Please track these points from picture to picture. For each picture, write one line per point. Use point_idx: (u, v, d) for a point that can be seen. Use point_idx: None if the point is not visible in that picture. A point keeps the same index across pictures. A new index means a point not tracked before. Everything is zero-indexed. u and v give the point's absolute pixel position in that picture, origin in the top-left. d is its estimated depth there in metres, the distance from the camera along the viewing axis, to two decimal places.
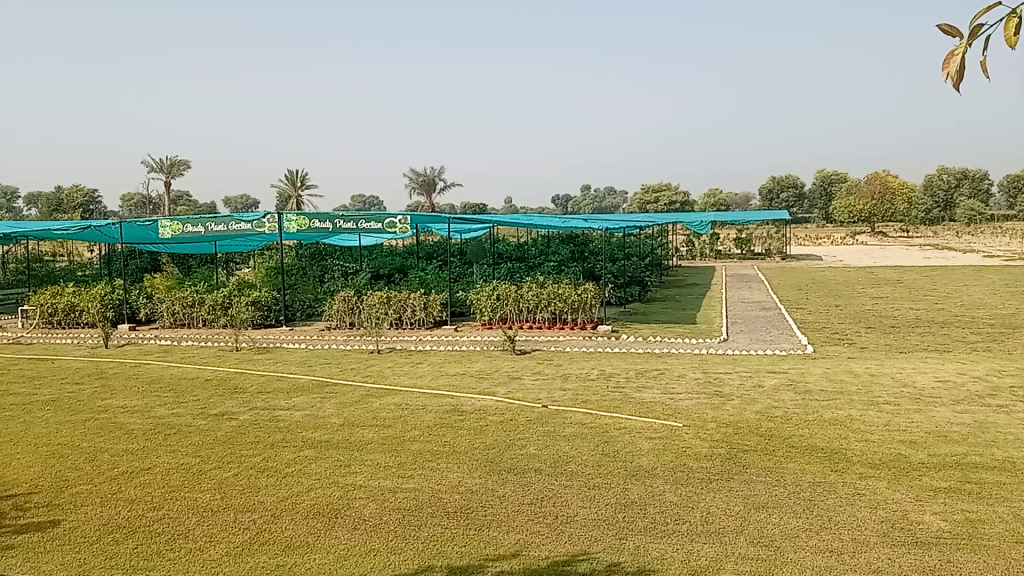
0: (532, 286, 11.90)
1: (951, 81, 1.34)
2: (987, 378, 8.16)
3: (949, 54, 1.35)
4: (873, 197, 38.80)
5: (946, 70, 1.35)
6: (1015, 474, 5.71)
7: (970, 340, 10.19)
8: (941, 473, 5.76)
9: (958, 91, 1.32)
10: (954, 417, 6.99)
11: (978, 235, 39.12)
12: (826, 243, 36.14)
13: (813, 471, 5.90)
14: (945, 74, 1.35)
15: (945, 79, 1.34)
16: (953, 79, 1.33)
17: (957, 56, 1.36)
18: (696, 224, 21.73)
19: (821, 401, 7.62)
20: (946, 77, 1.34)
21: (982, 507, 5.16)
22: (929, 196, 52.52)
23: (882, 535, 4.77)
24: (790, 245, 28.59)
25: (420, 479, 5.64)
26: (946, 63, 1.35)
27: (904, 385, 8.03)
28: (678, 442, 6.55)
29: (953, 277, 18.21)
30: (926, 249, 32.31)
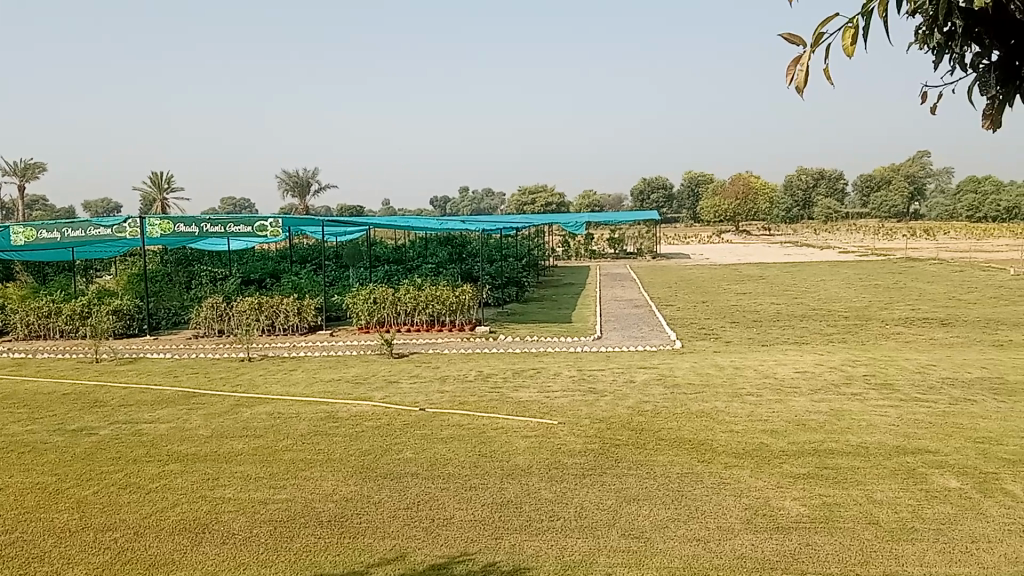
0: (408, 288, 11.79)
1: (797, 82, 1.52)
2: (842, 368, 8.62)
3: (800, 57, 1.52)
4: (737, 197, 40.40)
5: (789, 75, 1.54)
6: (867, 458, 6.07)
7: (826, 331, 10.75)
8: (800, 460, 6.07)
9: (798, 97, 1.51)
10: (812, 406, 7.36)
11: (834, 232, 41.38)
12: (693, 242, 37.33)
13: (681, 463, 6.09)
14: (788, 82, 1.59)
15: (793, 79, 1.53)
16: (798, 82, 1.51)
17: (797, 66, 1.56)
18: (571, 225, 22.02)
19: (689, 395, 7.89)
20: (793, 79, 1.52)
21: (837, 491, 5.46)
22: (788, 198, 55.10)
23: (746, 522, 4.97)
24: (659, 244, 29.35)
25: (292, 488, 5.50)
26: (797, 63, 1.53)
27: (765, 376, 8.41)
28: (554, 440, 6.65)
29: (812, 273, 19.22)
30: (786, 246, 33.91)
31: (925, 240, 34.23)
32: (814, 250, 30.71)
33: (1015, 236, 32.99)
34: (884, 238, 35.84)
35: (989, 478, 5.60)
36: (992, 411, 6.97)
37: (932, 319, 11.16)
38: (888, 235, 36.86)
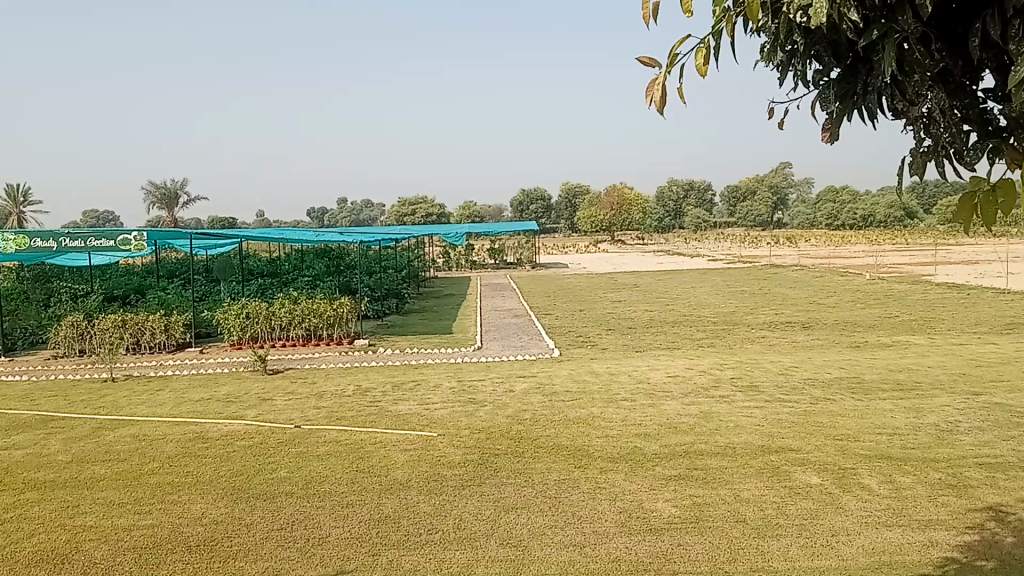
0: (283, 302, 11.50)
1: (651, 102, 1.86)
2: (711, 371, 8.94)
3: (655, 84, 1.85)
4: (613, 208, 41.35)
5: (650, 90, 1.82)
6: (735, 458, 6.31)
7: (696, 336, 11.13)
8: (672, 462, 6.25)
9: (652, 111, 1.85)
10: (683, 409, 7.60)
11: (704, 241, 42.89)
12: (571, 252, 37.97)
13: (558, 469, 6.17)
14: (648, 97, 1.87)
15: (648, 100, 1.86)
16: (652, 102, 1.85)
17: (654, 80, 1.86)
18: (451, 235, 22.03)
19: (566, 402, 8.00)
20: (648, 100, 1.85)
21: (707, 491, 5.65)
22: (661, 208, 56.81)
23: (620, 525, 5.08)
24: (538, 254, 29.73)
25: (159, 513, 5.27)
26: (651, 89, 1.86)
27: (639, 381, 8.61)
28: (432, 452, 6.62)
29: (683, 280, 19.86)
30: (658, 255, 34.96)
31: (788, 248, 35.99)
32: (685, 258, 31.74)
33: (868, 243, 35.13)
34: (751, 245, 37.47)
35: (847, 473, 5.91)
36: (849, 409, 7.36)
37: (794, 323, 11.70)
38: (754, 243, 38.52)
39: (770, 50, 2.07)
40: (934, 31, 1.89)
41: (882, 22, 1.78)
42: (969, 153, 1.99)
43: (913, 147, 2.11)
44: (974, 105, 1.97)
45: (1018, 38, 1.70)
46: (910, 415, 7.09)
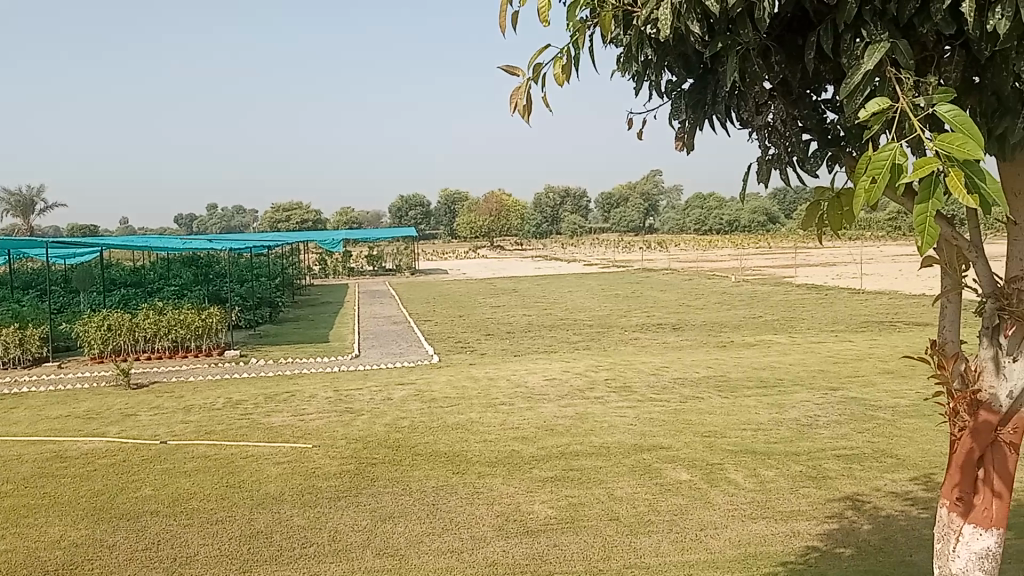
0: (148, 313, 11.00)
1: (518, 109, 2.11)
2: (587, 373, 9.11)
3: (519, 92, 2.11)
4: (491, 215, 41.60)
5: (514, 104, 2.12)
6: (609, 457, 6.44)
7: (572, 339, 11.31)
8: (548, 464, 6.33)
9: (523, 120, 2.10)
10: (560, 411, 7.70)
11: (581, 246, 43.70)
12: (450, 258, 37.96)
13: (436, 476, 6.13)
14: (514, 110, 2.11)
15: (515, 108, 2.11)
16: (519, 110, 2.11)
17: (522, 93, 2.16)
18: (327, 241, 21.66)
19: (444, 408, 7.97)
20: (516, 107, 2.11)
21: (582, 491, 5.74)
22: (539, 214, 57.57)
23: (497, 529, 5.09)
24: (417, 260, 29.61)
25: (12, 538, 4.94)
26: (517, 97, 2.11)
27: (517, 385, 8.67)
28: (307, 464, 6.47)
29: (560, 285, 20.18)
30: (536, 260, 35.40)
31: (659, 251, 37.23)
32: (563, 263, 32.29)
33: (734, 248, 36.71)
34: (625, 250, 38.51)
35: (714, 468, 6.13)
36: (716, 406, 7.63)
37: (665, 325, 12.06)
38: (628, 248, 39.53)
39: (626, 62, 2.17)
40: (774, 43, 2.01)
41: (728, 34, 1.88)
42: (809, 159, 2.12)
43: (759, 154, 2.24)
44: (812, 115, 2.10)
45: (848, 50, 1.81)
46: (773, 410, 7.41)
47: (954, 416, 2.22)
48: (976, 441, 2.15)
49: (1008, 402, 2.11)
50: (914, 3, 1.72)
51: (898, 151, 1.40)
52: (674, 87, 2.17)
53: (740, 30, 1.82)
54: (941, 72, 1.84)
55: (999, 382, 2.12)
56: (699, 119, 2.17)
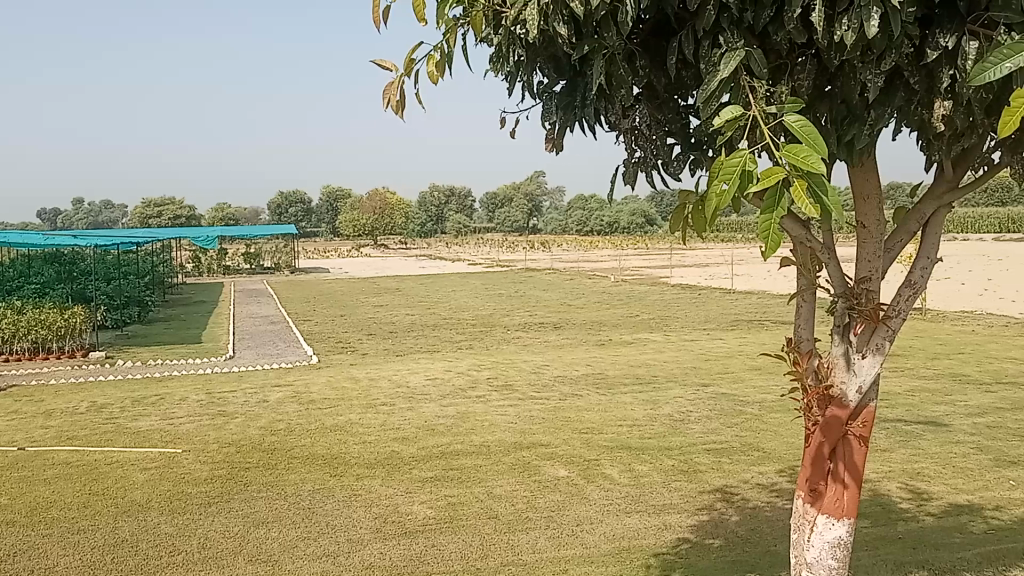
0: (5, 313, 10.37)
1: (392, 105, 2.12)
2: (469, 372, 9.11)
3: (392, 87, 2.12)
4: (374, 213, 41.09)
5: (387, 99, 2.11)
6: (489, 456, 6.46)
7: (455, 339, 11.30)
8: (428, 464, 6.29)
9: (397, 115, 2.12)
10: (441, 411, 7.67)
11: (465, 245, 43.75)
12: (331, 257, 37.30)
13: (312, 479, 6.01)
14: (387, 104, 2.10)
15: (388, 103, 2.12)
16: (391, 107, 2.12)
17: (396, 88, 2.15)
18: (202, 238, 20.92)
19: (323, 409, 7.82)
20: (389, 103, 2.12)
21: (461, 491, 5.74)
22: (423, 213, 57.27)
23: (375, 531, 5.03)
24: (298, 257, 28.98)
25: None
26: (390, 92, 2.12)
27: (398, 386, 8.59)
28: (177, 469, 6.22)
29: (443, 284, 20.14)
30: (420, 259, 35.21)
31: (542, 251, 37.77)
32: (446, 262, 32.24)
33: (614, 248, 37.54)
34: (508, 251, 38.84)
35: (591, 464, 6.23)
36: (594, 403, 7.77)
37: (546, 324, 12.21)
38: (512, 248, 39.82)
39: (498, 62, 2.18)
40: (639, 47, 2.04)
41: (594, 37, 1.91)
42: (673, 162, 2.16)
43: (626, 156, 2.29)
44: (676, 120, 2.15)
45: (707, 56, 1.86)
46: (649, 406, 7.61)
47: (807, 411, 2.38)
48: (828, 434, 2.32)
49: (857, 397, 2.31)
50: (768, 12, 1.77)
51: (748, 159, 1.44)
52: (545, 88, 2.19)
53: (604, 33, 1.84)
54: (793, 78, 1.91)
55: (849, 378, 2.31)
56: (568, 120, 2.20)
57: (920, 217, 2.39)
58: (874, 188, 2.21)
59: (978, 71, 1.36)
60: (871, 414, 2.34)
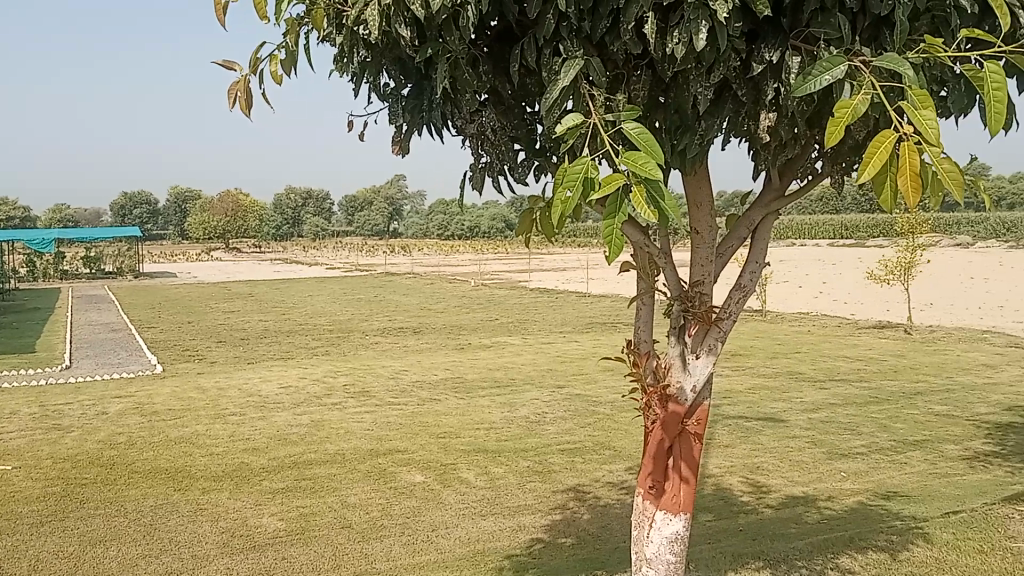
0: None
1: (236, 103, 2.03)
2: (324, 379, 8.91)
3: (236, 85, 2.02)
4: (227, 215, 39.64)
5: (232, 98, 2.02)
6: (343, 464, 6.33)
7: (310, 345, 11.03)
8: (279, 475, 6.10)
9: (244, 116, 2.03)
10: (294, 420, 7.47)
11: (324, 249, 42.85)
12: (181, 261, 35.71)
13: (155, 494, 5.72)
14: (231, 104, 2.02)
15: (233, 101, 2.03)
16: (237, 105, 2.03)
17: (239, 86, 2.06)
18: (36, 241, 19.59)
19: (167, 421, 7.46)
20: (234, 100, 2.03)
21: (313, 501, 5.60)
22: (281, 216, 55.75)
23: (221, 546, 4.84)
24: (143, 261, 27.59)
25: None
26: (234, 90, 2.02)
27: (249, 395, 8.31)
28: (4, 488, 5.78)
29: (299, 289, 19.65)
30: (276, 263, 34.23)
31: (402, 256, 37.53)
32: (304, 267, 31.49)
33: (474, 253, 37.76)
34: (367, 255, 38.35)
35: (448, 469, 6.21)
36: (452, 407, 7.75)
37: (405, 328, 12.11)
38: (371, 252, 39.32)
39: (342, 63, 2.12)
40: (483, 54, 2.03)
41: (438, 43, 1.88)
42: (518, 167, 2.18)
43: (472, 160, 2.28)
44: (521, 126, 2.16)
45: (548, 65, 1.86)
46: (505, 409, 7.66)
47: (646, 410, 2.42)
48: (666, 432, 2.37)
49: (693, 395, 2.38)
50: (606, 22, 1.78)
51: (589, 166, 1.43)
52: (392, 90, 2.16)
53: (447, 39, 1.81)
54: (629, 88, 1.95)
55: (685, 377, 2.37)
56: (416, 124, 2.18)
57: (748, 224, 2.50)
58: (707, 196, 2.30)
59: (803, 81, 1.51)
60: (705, 413, 2.41)
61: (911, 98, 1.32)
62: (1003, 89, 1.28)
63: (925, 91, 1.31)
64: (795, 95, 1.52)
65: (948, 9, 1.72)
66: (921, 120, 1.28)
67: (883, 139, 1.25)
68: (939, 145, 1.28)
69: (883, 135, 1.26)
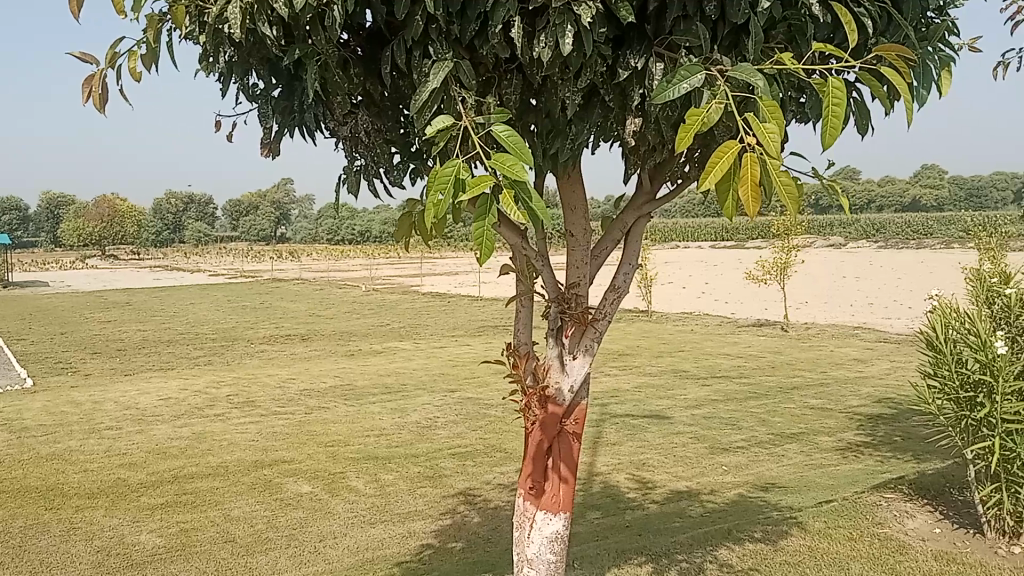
0: None
1: (92, 98, 1.86)
2: (206, 390, 8.63)
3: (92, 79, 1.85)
4: (105, 221, 38.00)
5: (86, 93, 1.85)
6: (227, 477, 6.14)
7: (191, 355, 10.68)
8: (158, 490, 5.87)
9: (101, 112, 1.86)
10: (174, 432, 7.21)
11: (209, 255, 41.59)
12: (54, 269, 33.99)
13: (24, 515, 5.40)
14: (86, 99, 1.85)
15: (88, 96, 1.86)
16: (93, 100, 1.86)
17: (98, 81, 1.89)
18: None
19: (38, 437, 7.08)
20: (89, 95, 1.86)
21: (195, 516, 5.40)
22: (165, 222, 53.82)
23: (96, 566, 4.61)
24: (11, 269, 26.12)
25: None
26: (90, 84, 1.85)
27: (126, 408, 7.97)
28: None
29: (180, 296, 19.01)
30: (158, 271, 32.98)
31: (289, 262, 36.71)
32: (187, 274, 30.45)
33: (365, 258, 37.36)
34: (255, 262, 37.45)
35: (336, 478, 6.10)
36: (340, 415, 7.63)
37: (293, 336, 11.86)
38: (258, 258, 38.39)
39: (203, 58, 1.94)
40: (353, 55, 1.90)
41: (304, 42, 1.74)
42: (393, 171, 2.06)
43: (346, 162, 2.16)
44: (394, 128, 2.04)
45: (418, 67, 1.75)
46: (396, 415, 7.59)
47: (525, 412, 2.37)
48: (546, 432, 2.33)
49: (570, 396, 2.33)
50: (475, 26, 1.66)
51: (461, 167, 1.30)
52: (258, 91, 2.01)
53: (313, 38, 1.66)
54: (501, 91, 1.84)
55: (563, 377, 2.32)
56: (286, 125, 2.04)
57: (622, 226, 2.53)
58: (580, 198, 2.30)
59: (660, 88, 1.42)
60: (584, 412, 2.38)
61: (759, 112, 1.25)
62: (844, 98, 1.21)
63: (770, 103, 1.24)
64: (655, 104, 1.43)
65: (804, 18, 1.66)
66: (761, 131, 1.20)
67: (722, 149, 1.17)
68: (780, 154, 1.19)
69: (724, 145, 1.17)
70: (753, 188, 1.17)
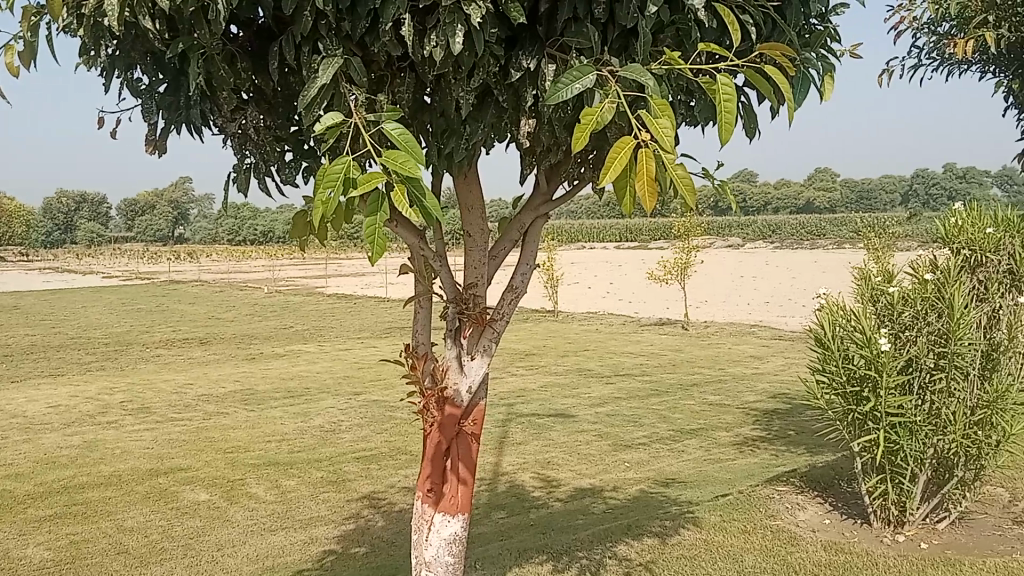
0: None
1: None
2: (99, 396, 8.30)
3: None
4: None
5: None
6: (120, 486, 5.92)
7: (82, 360, 10.26)
8: (47, 502, 5.62)
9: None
10: (64, 441, 6.91)
11: (104, 256, 40.05)
12: None
13: None
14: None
15: None
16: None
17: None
18: None
19: None
20: None
21: (85, 527, 5.19)
22: (56, 221, 51.56)
23: None
24: None
25: None
26: None
27: (12, 416, 7.60)
28: None
29: (71, 299, 18.26)
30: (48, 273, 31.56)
31: (189, 263, 35.68)
32: (80, 276, 29.23)
33: (270, 259, 36.62)
34: (153, 263, 36.27)
35: (235, 485, 5.95)
36: (240, 420, 7.45)
37: (192, 339, 11.53)
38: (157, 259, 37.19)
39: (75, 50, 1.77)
40: (240, 49, 1.76)
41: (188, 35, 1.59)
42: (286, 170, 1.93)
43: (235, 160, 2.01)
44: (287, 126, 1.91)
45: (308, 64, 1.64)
46: (299, 419, 7.46)
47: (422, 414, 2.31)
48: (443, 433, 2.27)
49: (469, 396, 2.28)
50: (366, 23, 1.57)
51: (351, 163, 1.18)
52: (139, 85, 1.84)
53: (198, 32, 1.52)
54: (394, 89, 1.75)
55: (461, 378, 2.27)
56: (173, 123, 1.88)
57: (520, 226, 2.52)
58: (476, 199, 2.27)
59: (550, 89, 1.38)
60: (482, 412, 2.33)
61: (651, 107, 1.25)
62: (735, 99, 1.21)
63: (663, 100, 1.24)
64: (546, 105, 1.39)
65: (690, 22, 1.66)
66: (656, 126, 1.19)
67: (621, 144, 1.15)
68: (675, 151, 1.19)
69: (621, 141, 1.15)
70: (649, 183, 1.17)
